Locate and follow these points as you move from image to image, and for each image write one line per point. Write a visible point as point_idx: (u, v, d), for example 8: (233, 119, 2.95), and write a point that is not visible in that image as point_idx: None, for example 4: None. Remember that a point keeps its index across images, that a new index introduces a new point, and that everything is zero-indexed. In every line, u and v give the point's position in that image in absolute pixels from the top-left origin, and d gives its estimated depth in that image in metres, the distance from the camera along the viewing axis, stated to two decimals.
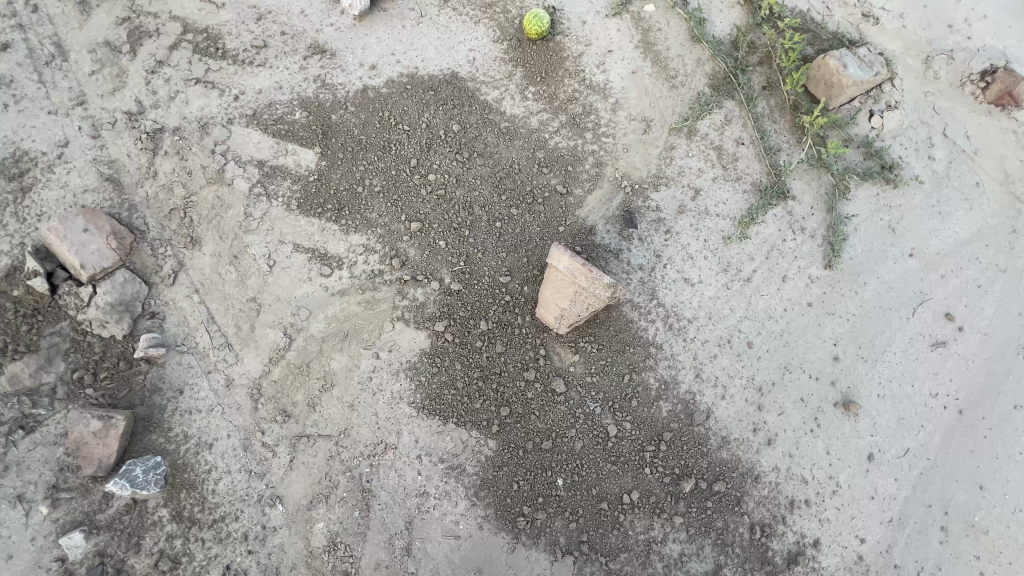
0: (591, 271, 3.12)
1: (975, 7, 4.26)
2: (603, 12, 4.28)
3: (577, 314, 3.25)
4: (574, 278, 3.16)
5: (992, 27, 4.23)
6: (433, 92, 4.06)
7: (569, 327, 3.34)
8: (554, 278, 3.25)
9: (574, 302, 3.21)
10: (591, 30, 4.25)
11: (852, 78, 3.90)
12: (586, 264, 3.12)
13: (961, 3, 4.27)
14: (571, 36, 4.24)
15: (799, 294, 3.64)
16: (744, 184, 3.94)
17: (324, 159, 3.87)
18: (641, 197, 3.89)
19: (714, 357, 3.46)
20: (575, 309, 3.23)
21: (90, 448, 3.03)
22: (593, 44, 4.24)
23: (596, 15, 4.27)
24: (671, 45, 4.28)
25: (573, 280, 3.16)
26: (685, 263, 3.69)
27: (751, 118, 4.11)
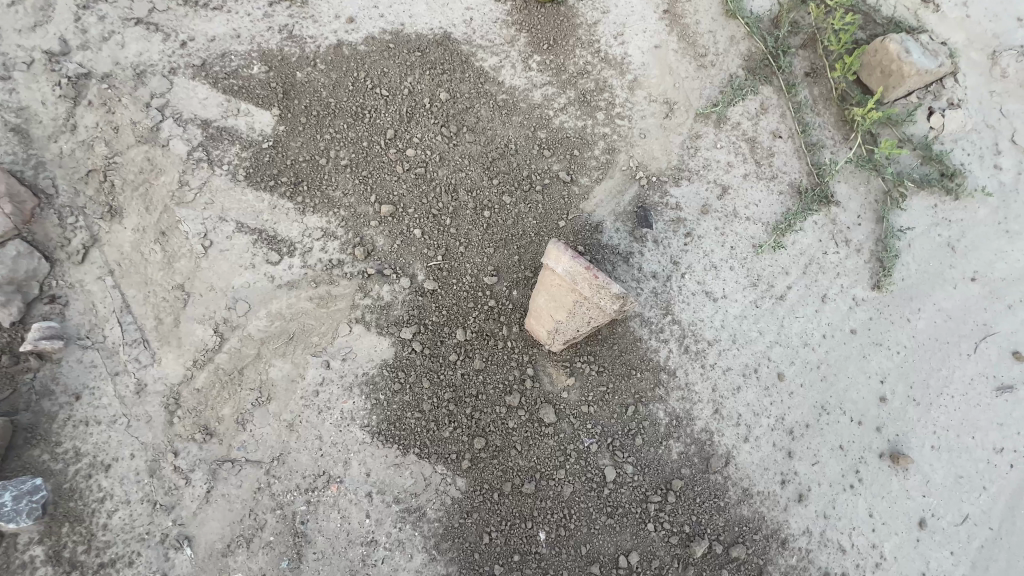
0: (597, 279, 2.44)
1: None
2: None
3: (576, 328, 2.63)
4: (575, 286, 2.50)
5: None
6: (420, 53, 3.43)
7: (565, 342, 2.72)
8: (551, 283, 2.60)
9: (574, 314, 2.57)
10: None
11: (915, 66, 3.28)
12: (591, 270, 2.44)
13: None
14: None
15: (841, 319, 3.04)
16: (781, 184, 3.34)
17: (282, 122, 3.22)
18: (658, 191, 3.28)
19: (737, 389, 2.86)
20: (573, 322, 2.60)
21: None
22: (611, 11, 3.62)
23: None
24: (702, 19, 3.67)
25: (573, 287, 2.51)
26: (707, 274, 3.09)
27: (790, 108, 3.52)
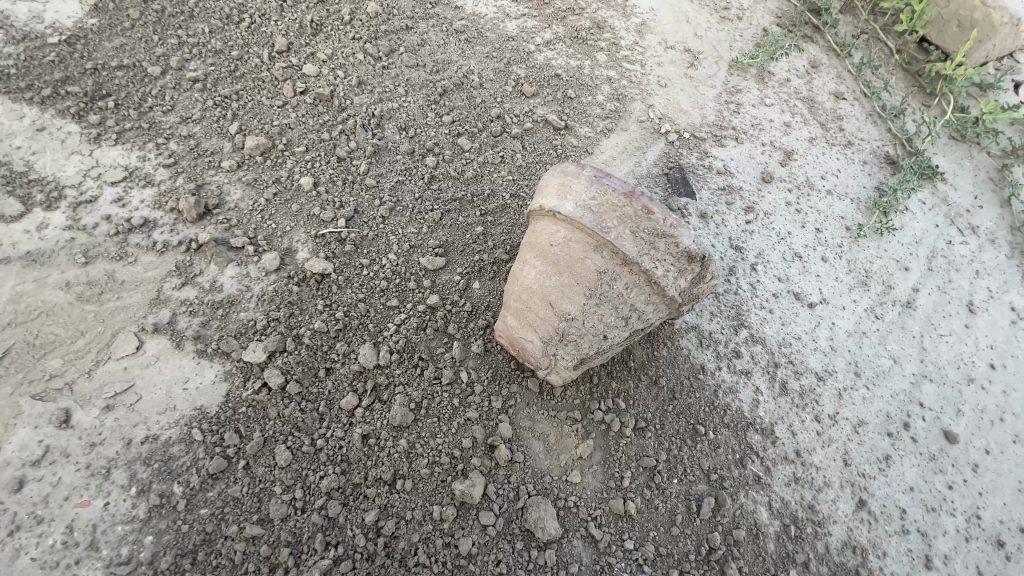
0: (651, 217, 1.17)
1: None
2: None
3: (601, 331, 1.29)
4: (600, 236, 1.20)
5: None
6: None
7: (577, 363, 1.35)
8: (549, 238, 1.28)
9: (598, 301, 1.25)
10: None
11: (1006, 13, 2.50)
12: (637, 199, 1.18)
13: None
14: None
15: (1006, 341, 1.87)
16: (862, 153, 2.31)
17: (96, 15, 1.96)
18: (695, 151, 2.17)
19: (886, 463, 1.55)
20: (596, 318, 1.27)
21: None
22: None
23: None
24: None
25: (596, 241, 1.21)
26: (790, 266, 1.90)
27: (848, 68, 2.62)
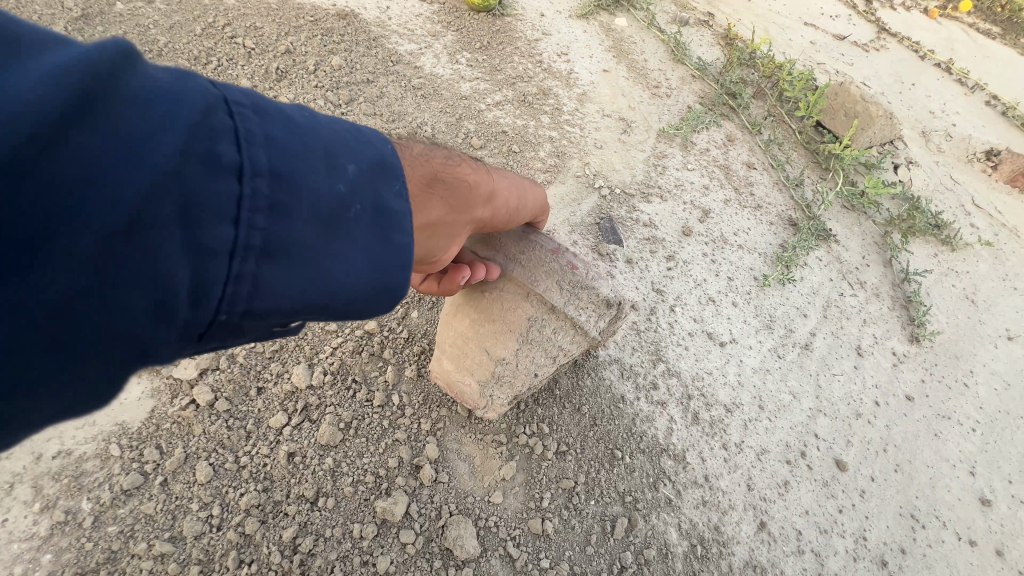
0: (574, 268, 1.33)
1: (949, 120, 4.13)
2: (565, 14, 3.53)
3: (533, 371, 1.41)
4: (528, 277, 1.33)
5: (966, 129, 4.08)
6: (313, 21, 2.63)
7: (511, 400, 1.47)
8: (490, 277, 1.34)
9: (527, 344, 1.37)
10: (550, 24, 3.38)
11: (881, 108, 3.01)
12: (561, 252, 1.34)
13: (937, 116, 4.11)
14: (524, 23, 3.28)
15: (889, 381, 2.12)
16: (769, 215, 2.63)
17: None
18: (625, 205, 2.42)
19: (785, 487, 1.69)
20: (527, 360, 1.39)
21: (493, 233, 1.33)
22: (552, 36, 3.28)
23: (556, 15, 3.48)
24: (649, 60, 3.42)
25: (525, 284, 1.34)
26: (704, 309, 2.11)
27: (759, 143, 3.03)
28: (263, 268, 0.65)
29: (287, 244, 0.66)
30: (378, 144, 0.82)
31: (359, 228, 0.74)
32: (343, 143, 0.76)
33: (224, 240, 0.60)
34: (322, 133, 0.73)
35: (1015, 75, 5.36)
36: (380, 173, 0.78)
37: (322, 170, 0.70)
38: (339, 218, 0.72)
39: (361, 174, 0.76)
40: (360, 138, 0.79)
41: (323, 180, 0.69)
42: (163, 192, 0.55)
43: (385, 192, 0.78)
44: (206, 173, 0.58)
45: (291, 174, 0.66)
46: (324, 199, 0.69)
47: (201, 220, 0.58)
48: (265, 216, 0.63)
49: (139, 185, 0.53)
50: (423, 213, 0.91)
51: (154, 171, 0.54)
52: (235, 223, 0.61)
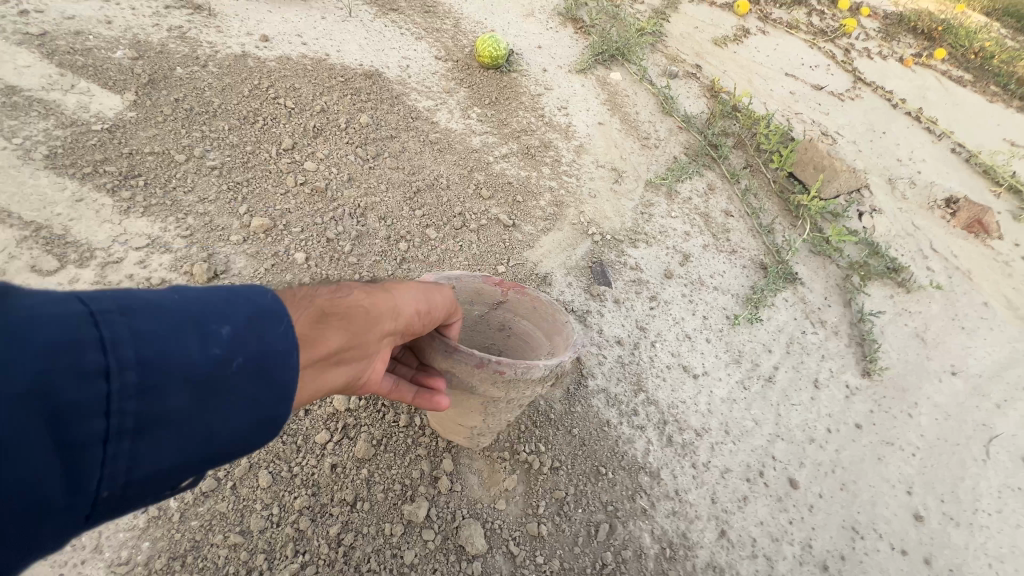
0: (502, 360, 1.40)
1: (915, 167, 4.51)
2: (565, 69, 3.93)
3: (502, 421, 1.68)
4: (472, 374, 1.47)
5: (930, 176, 4.46)
6: (344, 81, 3.00)
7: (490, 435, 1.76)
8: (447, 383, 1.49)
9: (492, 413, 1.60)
10: (551, 79, 3.77)
11: (845, 163, 3.37)
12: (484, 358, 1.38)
13: (904, 164, 4.49)
14: (528, 79, 3.66)
15: (841, 411, 2.44)
16: (742, 259, 2.97)
17: (134, 109, 2.40)
18: (615, 250, 2.75)
19: (744, 501, 1.99)
20: (495, 420, 1.65)
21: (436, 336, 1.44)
22: (553, 90, 3.66)
23: (557, 70, 3.88)
24: (640, 113, 3.80)
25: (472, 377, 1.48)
26: (681, 345, 2.43)
27: (737, 192, 3.38)
28: (138, 445, 0.74)
29: (162, 416, 0.75)
30: (256, 298, 0.92)
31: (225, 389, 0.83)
32: (218, 308, 0.86)
33: (96, 431, 0.69)
34: (191, 307, 0.83)
35: (980, 122, 5.79)
36: (258, 323, 0.88)
37: (193, 341, 0.80)
38: (213, 384, 0.81)
39: (237, 331, 0.85)
40: (244, 301, 0.90)
41: (194, 351, 0.79)
42: (27, 410, 0.65)
43: (266, 337, 0.88)
44: (76, 380, 0.68)
45: (158, 358, 0.75)
46: (194, 369, 0.78)
47: (68, 424, 0.67)
48: (134, 402, 0.72)
49: (7, 409, 0.63)
50: (320, 347, 1.00)
51: (18, 397, 0.64)
52: (105, 416, 0.70)
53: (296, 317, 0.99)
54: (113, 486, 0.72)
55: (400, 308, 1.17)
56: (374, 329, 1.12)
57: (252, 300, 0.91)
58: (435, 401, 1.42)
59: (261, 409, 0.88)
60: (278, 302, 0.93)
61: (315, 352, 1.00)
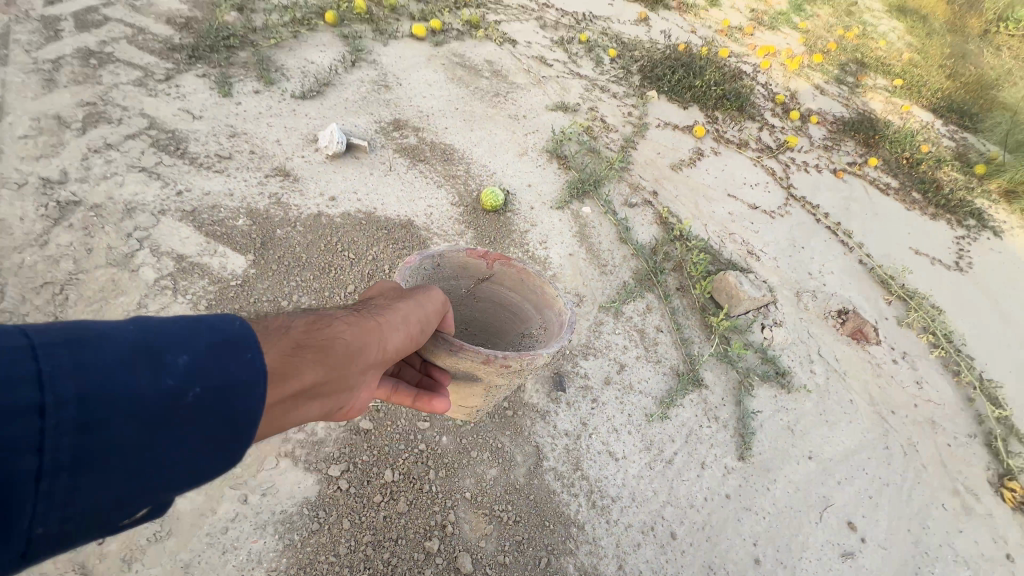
0: (509, 360, 2.51)
1: (823, 280, 5.75)
2: (547, 205, 5.23)
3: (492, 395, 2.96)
4: (490, 372, 2.59)
5: (833, 287, 5.70)
6: (387, 231, 4.27)
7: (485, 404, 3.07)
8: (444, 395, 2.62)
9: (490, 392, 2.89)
10: (536, 215, 5.05)
11: (748, 293, 4.58)
12: (493, 358, 2.48)
13: (814, 277, 5.73)
14: (519, 217, 4.95)
15: (717, 484, 3.59)
16: (664, 367, 4.17)
17: (254, 266, 3.66)
18: (571, 362, 3.95)
19: (637, 546, 3.15)
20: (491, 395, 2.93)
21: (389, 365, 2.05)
22: (537, 226, 4.94)
23: (541, 207, 5.18)
24: (602, 242, 5.07)
25: (490, 372, 2.60)
26: (610, 435, 3.61)
27: (668, 311, 4.60)
28: (76, 476, 1.04)
29: (101, 451, 1.08)
30: (217, 327, 1.35)
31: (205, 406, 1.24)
32: (172, 343, 1.24)
33: (31, 465, 0.97)
34: (145, 344, 1.19)
35: (891, 232, 7.09)
36: (210, 354, 1.28)
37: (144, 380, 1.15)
38: (168, 410, 1.18)
39: (191, 364, 1.25)
40: (207, 338, 1.30)
41: (150, 385, 1.16)
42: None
43: (217, 367, 1.28)
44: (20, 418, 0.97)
45: (103, 395, 1.08)
46: (148, 401, 1.15)
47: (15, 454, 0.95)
48: (69, 437, 1.02)
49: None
50: (312, 372, 1.53)
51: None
52: (39, 452, 0.98)
53: (290, 352, 1.50)
54: (48, 522, 1.02)
55: (382, 344, 1.82)
56: (349, 363, 1.67)
57: (214, 331, 1.33)
58: (437, 405, 2.53)
59: (216, 431, 1.27)
60: (244, 330, 1.40)
61: (308, 378, 1.52)
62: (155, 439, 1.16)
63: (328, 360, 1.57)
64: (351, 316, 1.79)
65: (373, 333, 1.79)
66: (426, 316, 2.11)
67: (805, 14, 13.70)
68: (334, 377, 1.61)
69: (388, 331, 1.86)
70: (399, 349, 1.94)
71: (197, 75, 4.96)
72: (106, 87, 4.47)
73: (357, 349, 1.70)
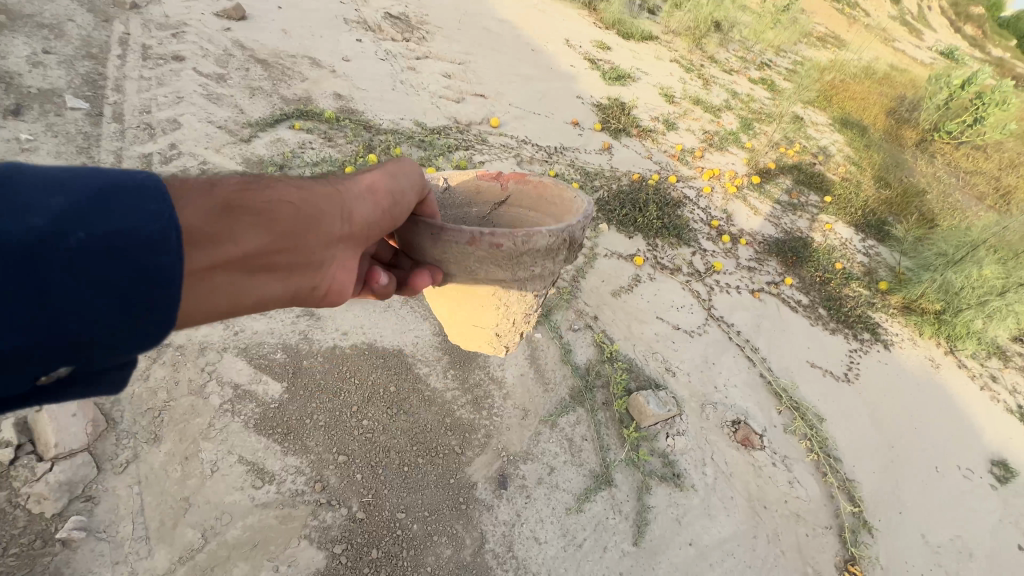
0: (500, 240, 3.21)
1: (726, 392, 7.25)
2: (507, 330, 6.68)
3: (501, 312, 3.87)
4: (484, 257, 3.30)
5: (733, 398, 7.20)
6: (383, 359, 5.76)
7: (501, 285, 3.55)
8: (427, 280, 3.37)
9: (499, 292, 3.62)
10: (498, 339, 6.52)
11: (652, 410, 6.04)
12: (479, 237, 3.19)
13: (718, 389, 7.24)
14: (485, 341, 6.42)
15: (613, 563, 4.99)
16: (585, 469, 5.57)
17: (287, 391, 5.16)
18: (514, 465, 5.35)
19: None
20: (506, 292, 3.62)
21: (357, 247, 2.54)
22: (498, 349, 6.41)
23: None
24: (550, 361, 6.53)
25: (485, 250, 3.23)
26: (537, 524, 4.98)
27: (594, 421, 6.00)
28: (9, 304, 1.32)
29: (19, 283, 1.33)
30: (102, 180, 1.54)
31: (130, 239, 1.49)
32: (49, 191, 1.45)
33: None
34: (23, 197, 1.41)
35: (793, 347, 8.71)
36: (88, 196, 1.48)
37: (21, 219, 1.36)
38: (56, 244, 1.38)
39: (67, 204, 1.45)
40: (109, 187, 1.53)
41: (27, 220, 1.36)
42: None
43: (103, 208, 1.49)
44: None
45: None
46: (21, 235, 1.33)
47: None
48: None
49: None
50: (265, 237, 2.03)
51: None
52: None
53: (242, 224, 1.96)
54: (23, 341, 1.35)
55: (340, 214, 2.37)
56: (305, 231, 2.20)
57: (98, 180, 1.54)
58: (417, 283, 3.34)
59: (126, 266, 1.49)
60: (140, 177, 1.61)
61: (260, 235, 2.01)
62: (89, 273, 1.43)
63: (295, 217, 2.17)
64: (318, 188, 2.39)
65: (332, 211, 2.33)
66: (398, 196, 2.73)
67: (755, 128, 15.54)
68: (289, 237, 2.13)
69: (351, 206, 2.44)
70: (371, 229, 2.58)
71: None
72: None
73: (318, 211, 2.27)
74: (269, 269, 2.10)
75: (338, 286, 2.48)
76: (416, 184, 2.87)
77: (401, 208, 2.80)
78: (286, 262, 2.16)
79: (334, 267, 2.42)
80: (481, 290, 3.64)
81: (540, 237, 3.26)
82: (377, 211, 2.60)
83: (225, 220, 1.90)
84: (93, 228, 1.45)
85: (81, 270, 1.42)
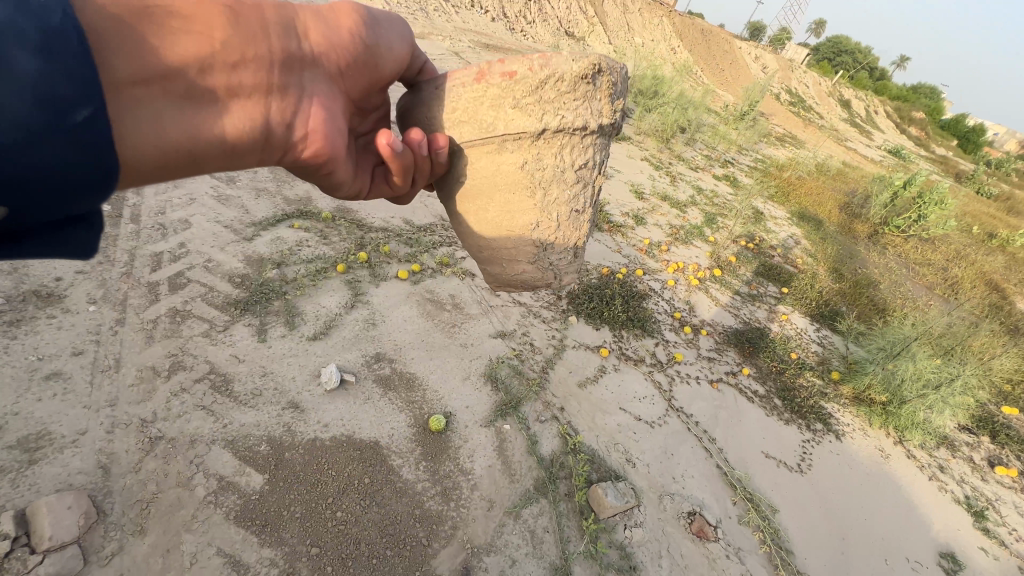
0: (512, 67, 3.21)
1: (683, 483, 7.70)
2: (478, 421, 7.20)
3: (517, 166, 3.46)
4: (502, 92, 3.23)
5: (690, 489, 7.64)
6: (359, 450, 6.20)
7: (516, 142, 3.37)
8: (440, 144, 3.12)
9: (516, 112, 3.26)
10: (470, 431, 7.01)
11: (610, 502, 6.47)
12: (486, 71, 3.25)
13: (676, 480, 7.69)
14: (457, 433, 6.91)
15: None
16: (545, 561, 5.91)
17: (268, 483, 5.55)
18: (477, 557, 5.68)
19: None
20: (518, 148, 3.39)
21: (327, 79, 2.21)
22: (469, 440, 6.88)
23: (474, 423, 7.16)
24: (517, 452, 6.98)
25: (503, 90, 3.22)
26: None
27: (555, 513, 6.39)
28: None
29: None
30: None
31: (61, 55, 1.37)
32: None
33: None
34: None
35: (749, 436, 9.15)
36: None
37: None
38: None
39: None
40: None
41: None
42: None
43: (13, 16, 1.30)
44: None
45: None
46: None
47: None
48: None
49: None
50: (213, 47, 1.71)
51: None
52: None
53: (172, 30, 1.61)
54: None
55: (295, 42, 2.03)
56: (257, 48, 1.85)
57: None
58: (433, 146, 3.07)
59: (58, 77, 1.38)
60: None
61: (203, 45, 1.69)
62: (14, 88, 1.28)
63: (229, 18, 1.76)
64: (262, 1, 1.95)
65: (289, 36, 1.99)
66: (374, 25, 2.38)
67: (718, 223, 16.84)
68: (239, 59, 1.80)
69: (301, 20, 2.07)
70: (329, 57, 2.19)
71: (244, 324, 7.31)
72: (184, 339, 6.77)
73: (263, 25, 1.89)
74: (219, 99, 1.78)
75: (318, 130, 2.18)
76: (403, 36, 2.60)
77: (385, 63, 2.52)
78: (249, 97, 1.86)
79: (309, 102, 2.12)
80: (509, 164, 3.45)
81: (561, 62, 3.20)
82: (345, 38, 2.26)
83: (131, 20, 1.52)
84: (16, 40, 1.28)
85: (0, 84, 1.27)
